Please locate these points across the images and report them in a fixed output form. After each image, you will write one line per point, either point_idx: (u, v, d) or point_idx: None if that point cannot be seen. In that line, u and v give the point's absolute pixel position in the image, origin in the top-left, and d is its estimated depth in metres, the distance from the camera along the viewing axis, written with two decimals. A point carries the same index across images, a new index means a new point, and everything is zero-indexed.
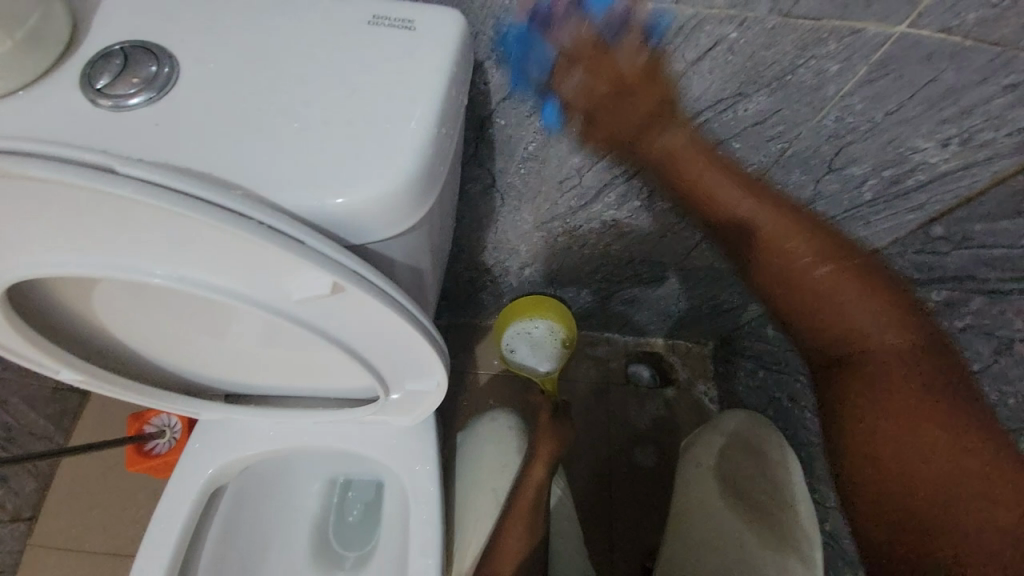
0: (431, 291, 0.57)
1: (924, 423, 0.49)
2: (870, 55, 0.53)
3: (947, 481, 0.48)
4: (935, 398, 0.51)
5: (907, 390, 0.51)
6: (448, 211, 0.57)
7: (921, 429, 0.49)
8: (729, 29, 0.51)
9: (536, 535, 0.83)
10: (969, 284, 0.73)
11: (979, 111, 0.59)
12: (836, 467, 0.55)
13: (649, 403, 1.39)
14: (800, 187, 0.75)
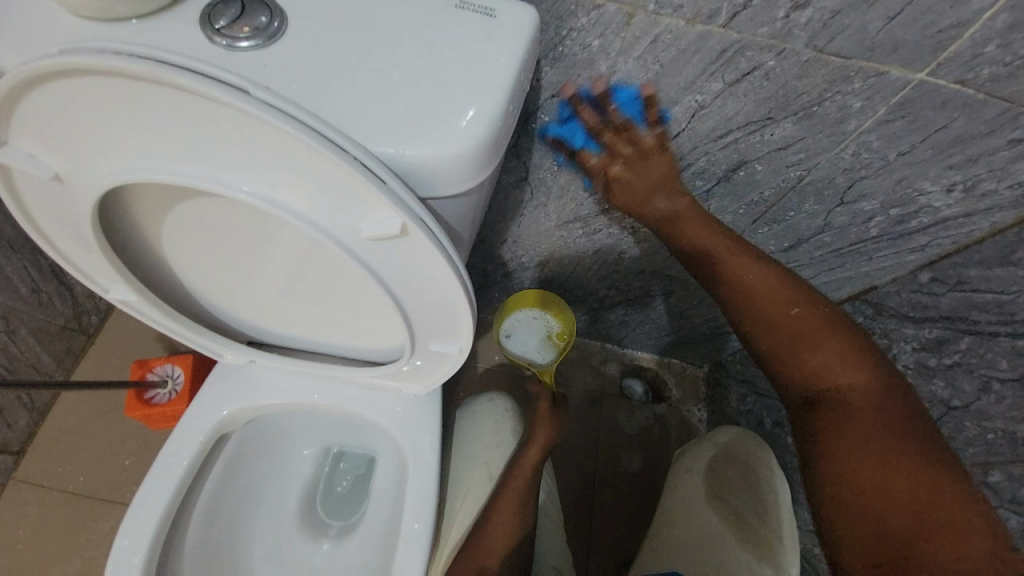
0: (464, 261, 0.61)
1: (874, 454, 0.50)
2: (890, 96, 0.58)
3: (906, 507, 0.48)
4: (910, 445, 0.50)
5: (861, 423, 0.52)
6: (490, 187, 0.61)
7: (877, 463, 0.50)
8: (768, 57, 0.56)
9: (523, 516, 0.85)
10: (961, 323, 0.78)
11: (984, 162, 0.64)
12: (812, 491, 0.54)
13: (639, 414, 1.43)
14: (811, 215, 0.80)
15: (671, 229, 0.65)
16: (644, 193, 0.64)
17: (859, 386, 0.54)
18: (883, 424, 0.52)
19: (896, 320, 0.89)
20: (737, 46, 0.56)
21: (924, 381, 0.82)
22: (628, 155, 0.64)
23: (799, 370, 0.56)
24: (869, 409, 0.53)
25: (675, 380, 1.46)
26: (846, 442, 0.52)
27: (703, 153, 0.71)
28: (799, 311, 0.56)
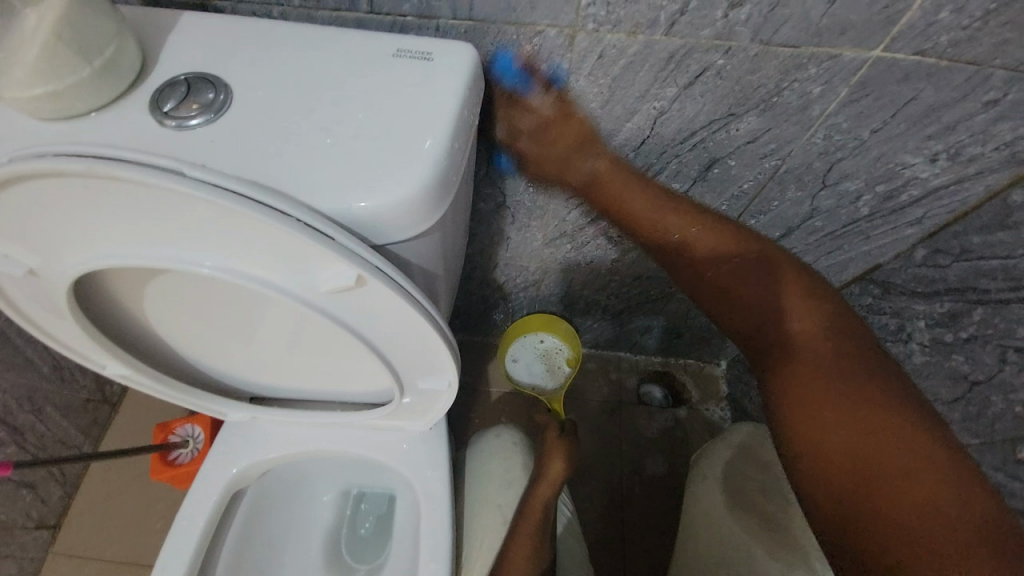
0: (444, 295, 0.62)
1: (830, 406, 0.49)
2: (848, 77, 0.57)
3: (890, 479, 0.44)
4: (877, 402, 0.48)
5: (825, 375, 0.50)
6: (460, 220, 0.62)
7: (864, 438, 0.47)
8: (717, 56, 0.56)
9: (538, 557, 0.83)
10: (970, 294, 0.74)
11: (962, 128, 0.62)
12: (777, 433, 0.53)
13: (661, 421, 1.39)
14: (797, 203, 0.79)
15: (592, 187, 0.66)
16: (559, 158, 0.65)
17: (809, 334, 0.53)
18: (840, 372, 0.50)
19: (905, 297, 0.85)
20: (684, 50, 0.56)
21: (944, 357, 0.79)
22: (542, 109, 0.62)
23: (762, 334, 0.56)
24: (818, 342, 0.52)
25: (693, 381, 1.43)
26: (811, 396, 0.50)
27: (672, 156, 0.71)
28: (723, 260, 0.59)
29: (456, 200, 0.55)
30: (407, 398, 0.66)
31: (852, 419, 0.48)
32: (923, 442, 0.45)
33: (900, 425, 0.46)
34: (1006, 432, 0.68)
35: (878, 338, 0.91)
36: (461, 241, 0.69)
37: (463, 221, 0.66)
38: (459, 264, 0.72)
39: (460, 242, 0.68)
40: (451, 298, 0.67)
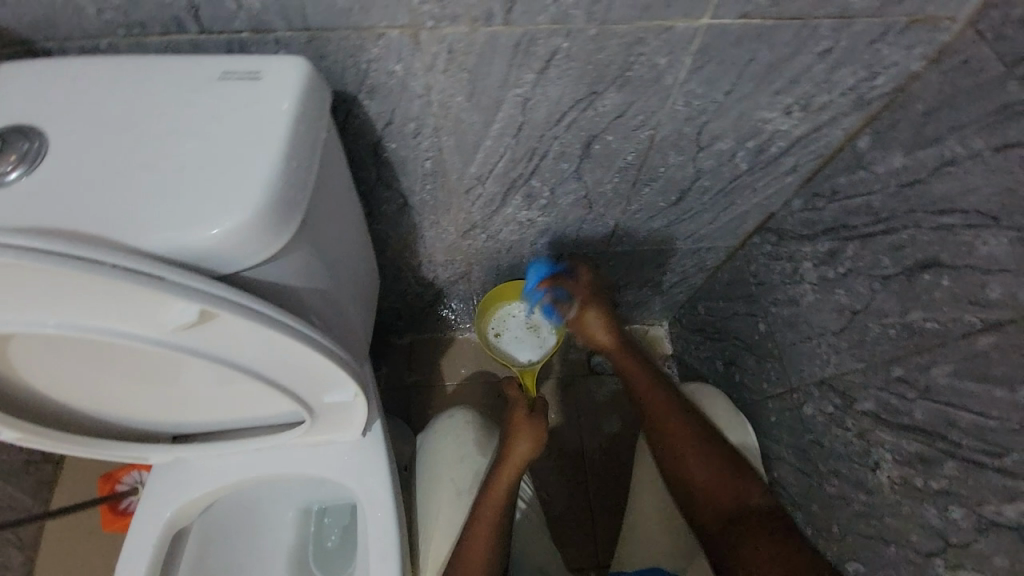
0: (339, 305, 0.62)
1: (750, 537, 0.72)
2: (687, 45, 0.59)
3: None
4: (783, 543, 0.70)
5: (761, 546, 0.70)
6: (338, 230, 0.62)
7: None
8: (560, 40, 0.57)
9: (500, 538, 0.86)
10: (842, 232, 0.80)
11: (805, 80, 0.65)
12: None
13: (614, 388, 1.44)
14: (681, 166, 0.82)
15: None
16: None
17: (733, 505, 0.77)
18: (766, 526, 0.72)
19: (796, 240, 0.92)
20: (529, 37, 0.57)
21: (829, 293, 0.84)
22: None
23: (717, 512, 0.77)
24: (728, 500, 0.77)
25: (640, 344, 1.52)
26: (753, 550, 0.71)
27: (552, 138, 0.74)
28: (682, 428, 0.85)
29: (320, 213, 0.55)
30: (321, 413, 0.66)
31: (775, 559, 0.68)
32: (794, 551, 0.68)
33: (795, 557, 0.67)
34: (886, 354, 0.73)
35: (780, 281, 0.98)
36: (350, 248, 0.69)
37: (345, 230, 0.66)
38: (356, 273, 0.72)
39: (349, 250, 0.68)
40: (348, 304, 0.67)
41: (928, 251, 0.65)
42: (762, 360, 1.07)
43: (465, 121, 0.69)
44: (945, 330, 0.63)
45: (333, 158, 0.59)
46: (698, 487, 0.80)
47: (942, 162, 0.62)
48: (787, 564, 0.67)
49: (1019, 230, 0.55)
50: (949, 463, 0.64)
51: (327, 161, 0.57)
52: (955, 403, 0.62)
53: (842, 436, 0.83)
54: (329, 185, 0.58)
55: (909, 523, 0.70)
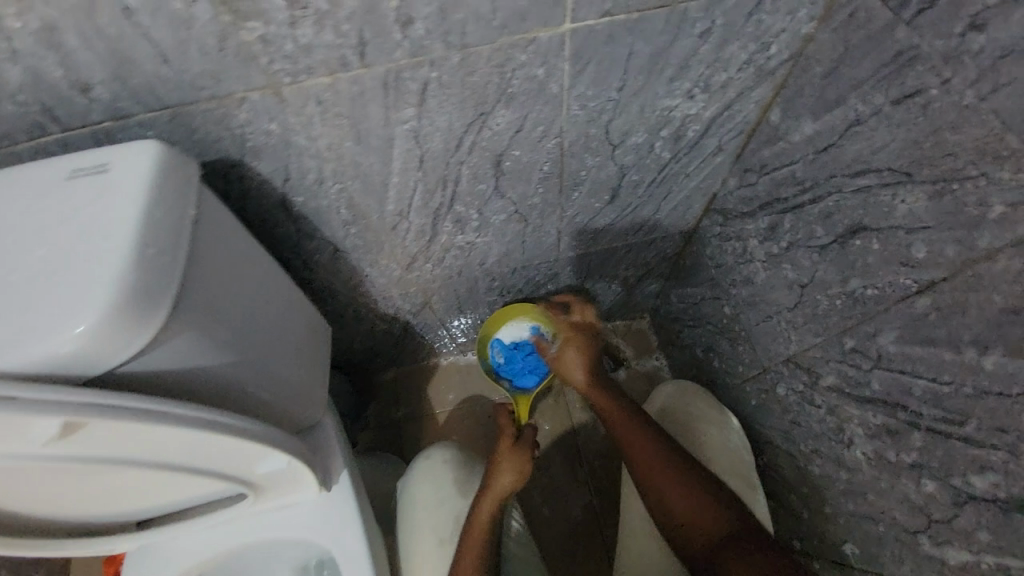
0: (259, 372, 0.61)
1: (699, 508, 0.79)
2: (559, 52, 0.57)
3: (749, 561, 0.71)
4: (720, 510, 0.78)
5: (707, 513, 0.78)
6: (250, 300, 0.62)
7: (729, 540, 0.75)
8: (427, 71, 0.56)
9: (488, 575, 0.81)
10: (777, 205, 0.77)
11: (695, 63, 0.63)
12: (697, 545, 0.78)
13: None
14: (602, 166, 0.80)
15: None
16: None
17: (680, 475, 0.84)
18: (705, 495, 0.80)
19: (739, 219, 0.89)
20: (394, 73, 0.55)
21: (778, 268, 0.81)
22: None
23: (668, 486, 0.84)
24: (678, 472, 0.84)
25: (625, 341, 1.51)
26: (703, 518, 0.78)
27: (459, 164, 0.72)
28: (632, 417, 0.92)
29: (218, 291, 0.55)
30: (262, 482, 0.65)
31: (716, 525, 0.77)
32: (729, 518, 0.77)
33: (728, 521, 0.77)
34: (837, 325, 0.69)
35: (734, 262, 0.95)
36: (274, 311, 0.69)
37: (264, 296, 0.66)
38: (288, 333, 0.73)
39: (272, 313, 0.69)
40: (278, 368, 0.67)
41: (852, 214, 0.62)
42: (734, 343, 1.03)
43: (363, 163, 0.68)
44: (885, 294, 0.60)
45: (230, 231, 0.60)
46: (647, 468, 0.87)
47: (850, 122, 0.59)
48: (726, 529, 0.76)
49: (934, 182, 0.50)
50: (916, 434, 0.60)
51: (220, 238, 0.57)
52: (909, 370, 0.58)
53: (817, 413, 0.79)
54: (229, 260, 0.59)
55: (892, 499, 0.66)
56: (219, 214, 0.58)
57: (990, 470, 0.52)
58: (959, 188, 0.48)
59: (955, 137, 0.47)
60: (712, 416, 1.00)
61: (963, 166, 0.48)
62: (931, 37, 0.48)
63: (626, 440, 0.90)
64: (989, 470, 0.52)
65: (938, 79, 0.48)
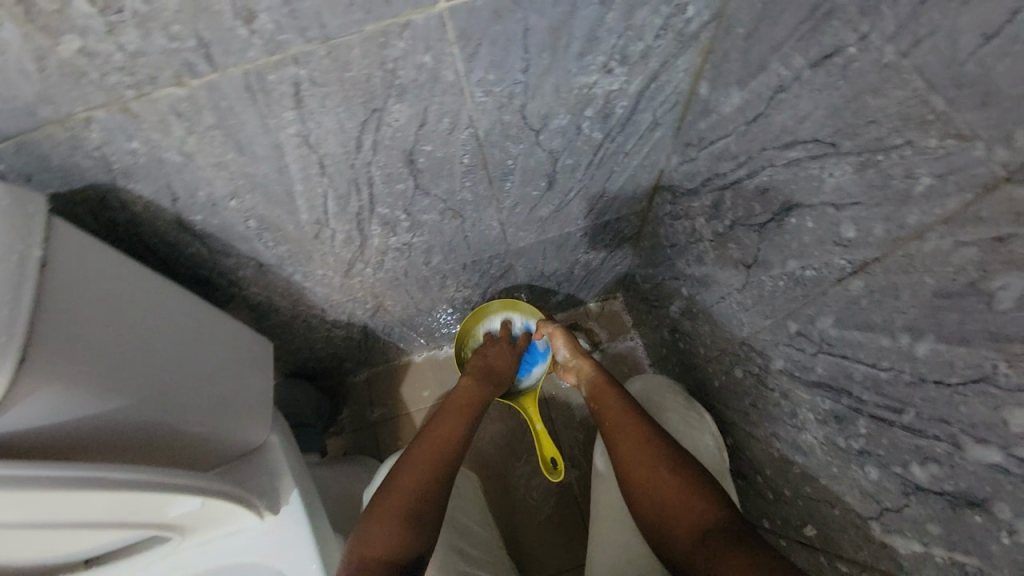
0: (156, 409, 0.61)
1: (676, 497, 0.78)
2: (441, 36, 0.51)
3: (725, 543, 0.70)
4: (698, 497, 0.77)
5: (682, 500, 0.77)
6: (133, 339, 0.60)
7: (704, 526, 0.73)
8: (292, 69, 0.49)
9: (412, 530, 0.71)
10: (718, 181, 0.71)
11: (605, 35, 0.56)
12: (668, 534, 0.76)
13: None
14: (529, 153, 0.74)
15: None
16: None
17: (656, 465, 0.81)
18: (682, 483, 0.78)
19: (686, 197, 0.83)
20: (256, 74, 0.49)
21: (724, 248, 0.76)
22: None
23: (641, 477, 0.81)
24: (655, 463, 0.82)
25: (598, 324, 1.47)
26: (679, 504, 0.77)
27: (366, 165, 0.66)
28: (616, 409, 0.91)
29: (71, 341, 0.54)
30: (173, 513, 0.64)
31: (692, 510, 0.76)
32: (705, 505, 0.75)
33: (706, 507, 0.75)
34: (783, 307, 0.65)
35: (687, 241, 0.89)
36: (184, 342, 0.67)
37: (163, 330, 0.64)
38: (207, 360, 0.70)
39: (181, 344, 0.66)
40: (188, 399, 0.65)
41: (785, 190, 0.57)
42: (696, 325, 0.99)
43: (255, 175, 0.62)
44: (822, 276, 0.55)
45: (97, 276, 0.58)
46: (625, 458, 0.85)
47: (775, 88, 0.53)
48: (700, 513, 0.75)
49: (857, 154, 0.45)
50: (862, 422, 0.56)
51: (76, 286, 0.55)
52: (849, 356, 0.54)
53: (773, 396, 0.75)
54: (93, 305, 0.57)
55: (845, 486, 0.63)
56: (79, 264, 0.57)
57: (932, 462, 0.48)
58: (884, 158, 0.42)
59: (878, 101, 0.41)
60: (690, 413, 0.98)
61: (887, 135, 0.41)
62: None
63: (613, 432, 0.89)
64: (932, 463, 0.48)
65: (855, 34, 0.41)
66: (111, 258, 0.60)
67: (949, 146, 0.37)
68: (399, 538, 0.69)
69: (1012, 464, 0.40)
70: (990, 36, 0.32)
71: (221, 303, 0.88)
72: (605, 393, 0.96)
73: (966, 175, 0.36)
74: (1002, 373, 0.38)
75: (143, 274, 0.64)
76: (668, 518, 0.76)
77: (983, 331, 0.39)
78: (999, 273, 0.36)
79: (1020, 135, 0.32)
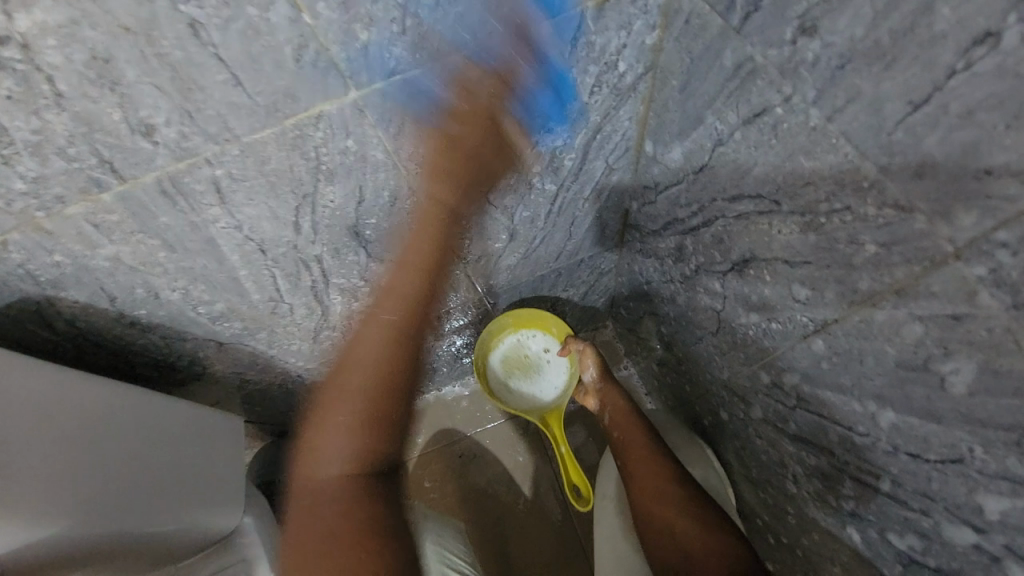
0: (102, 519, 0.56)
1: (694, 535, 0.74)
2: (358, 120, 0.49)
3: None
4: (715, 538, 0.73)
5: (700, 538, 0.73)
6: (73, 449, 0.54)
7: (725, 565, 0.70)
8: (208, 170, 0.48)
9: (317, 503, 0.68)
10: (678, 226, 0.68)
11: (535, 99, 0.54)
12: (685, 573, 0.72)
13: (576, 418, 1.19)
14: (481, 213, 0.71)
15: None
16: None
17: (674, 501, 0.77)
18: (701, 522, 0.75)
19: (651, 237, 0.79)
20: (170, 179, 0.47)
21: (694, 291, 0.73)
22: None
23: (658, 515, 0.77)
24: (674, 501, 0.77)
25: None
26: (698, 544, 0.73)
27: (309, 244, 0.64)
28: (634, 439, 0.84)
29: (2, 471, 0.49)
30: None
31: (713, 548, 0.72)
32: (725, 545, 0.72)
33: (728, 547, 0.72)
34: (757, 358, 0.61)
35: (659, 279, 0.85)
36: (131, 436, 0.61)
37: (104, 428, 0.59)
38: (160, 449, 0.64)
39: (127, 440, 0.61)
40: (138, 499, 0.60)
41: (740, 241, 0.53)
42: (680, 363, 0.93)
43: (195, 266, 0.60)
44: (788, 330, 0.51)
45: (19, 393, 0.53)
46: (639, 492, 0.80)
47: (715, 142, 0.50)
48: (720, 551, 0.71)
49: (799, 215, 0.42)
50: (848, 483, 0.52)
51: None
52: (825, 415, 0.50)
53: (761, 443, 0.71)
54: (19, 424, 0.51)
55: (841, 544, 0.59)
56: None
57: (919, 536, 0.45)
58: (827, 222, 0.39)
59: (812, 163, 0.38)
60: (697, 447, 0.94)
61: (827, 198, 0.38)
62: (763, 47, 0.38)
63: (635, 473, 0.82)
64: (924, 537, 0.44)
65: (780, 95, 0.39)
66: (53, 372, 0.57)
67: (888, 216, 0.33)
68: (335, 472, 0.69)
69: (1011, 554, 0.37)
70: (916, 105, 0.29)
71: (185, 383, 0.86)
72: (626, 424, 0.86)
73: (911, 248, 0.33)
74: (978, 457, 0.35)
75: (84, 380, 0.59)
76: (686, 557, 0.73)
77: (953, 411, 0.35)
78: (960, 353, 0.33)
79: (957, 213, 0.29)
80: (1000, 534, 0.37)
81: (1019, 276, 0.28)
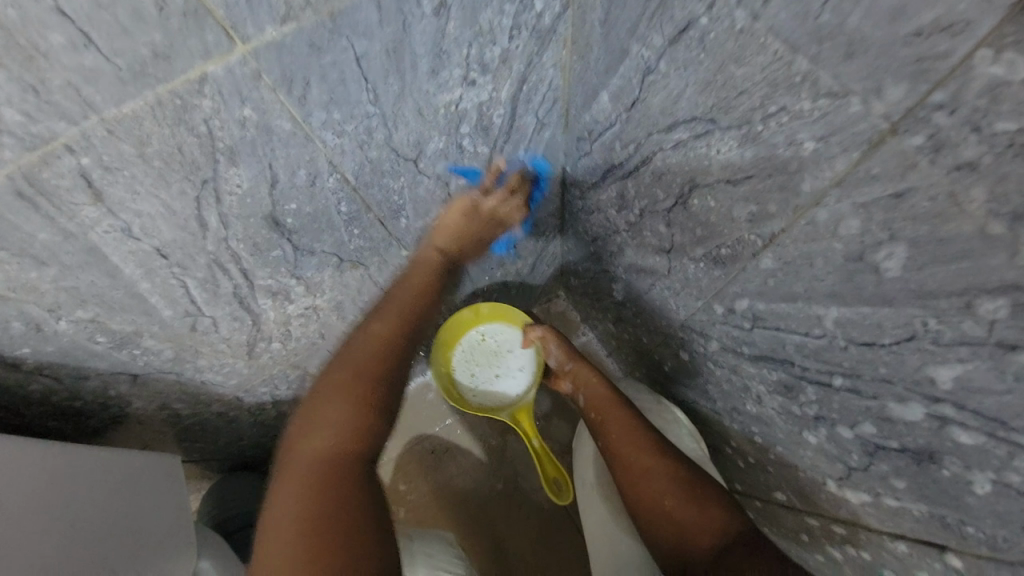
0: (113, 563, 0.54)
1: (680, 500, 0.73)
2: (252, 81, 0.42)
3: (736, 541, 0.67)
4: (696, 498, 0.72)
5: (682, 504, 0.72)
6: (24, 514, 0.47)
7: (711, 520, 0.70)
8: (74, 158, 0.40)
9: (316, 464, 0.59)
10: (617, 171, 0.67)
11: (452, 47, 0.50)
12: (673, 541, 0.72)
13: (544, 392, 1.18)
14: (414, 185, 0.66)
15: None
16: None
17: (656, 472, 0.76)
18: (683, 485, 0.74)
19: (591, 191, 0.77)
20: (24, 176, 0.39)
21: (640, 236, 0.72)
22: None
23: (641, 489, 0.76)
24: (656, 470, 0.76)
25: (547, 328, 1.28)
26: (681, 511, 0.72)
27: (223, 243, 0.56)
28: (611, 415, 0.82)
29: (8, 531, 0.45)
30: None
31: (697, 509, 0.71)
32: (706, 504, 0.71)
33: (711, 505, 0.71)
34: (710, 288, 0.61)
35: (605, 234, 0.84)
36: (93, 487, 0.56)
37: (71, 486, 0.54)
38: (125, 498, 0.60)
39: (70, 499, 0.53)
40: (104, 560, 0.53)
41: (682, 172, 0.53)
42: (637, 316, 0.94)
43: (84, 283, 0.51)
44: (738, 252, 0.52)
45: None
46: (620, 469, 0.79)
47: (644, 71, 0.49)
48: (703, 511, 0.71)
49: (738, 127, 0.42)
50: (810, 389, 0.54)
51: None
52: (782, 327, 0.52)
53: (723, 373, 0.73)
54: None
55: (812, 453, 0.61)
56: None
57: (885, 421, 0.47)
58: (765, 128, 0.39)
59: (743, 69, 0.38)
60: (659, 397, 0.95)
61: (762, 104, 0.38)
62: None
63: (615, 448, 0.80)
64: (887, 421, 0.47)
65: (703, 4, 0.38)
66: None
67: (824, 106, 0.34)
68: (330, 445, 0.62)
69: (966, 415, 0.39)
70: None
71: (101, 429, 0.74)
72: (601, 402, 0.84)
73: (848, 134, 0.33)
74: (932, 329, 0.37)
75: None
76: (673, 524, 0.72)
77: (903, 290, 0.36)
78: (905, 231, 0.34)
79: (889, 87, 0.30)
80: (960, 400, 0.39)
81: (956, 136, 0.28)
